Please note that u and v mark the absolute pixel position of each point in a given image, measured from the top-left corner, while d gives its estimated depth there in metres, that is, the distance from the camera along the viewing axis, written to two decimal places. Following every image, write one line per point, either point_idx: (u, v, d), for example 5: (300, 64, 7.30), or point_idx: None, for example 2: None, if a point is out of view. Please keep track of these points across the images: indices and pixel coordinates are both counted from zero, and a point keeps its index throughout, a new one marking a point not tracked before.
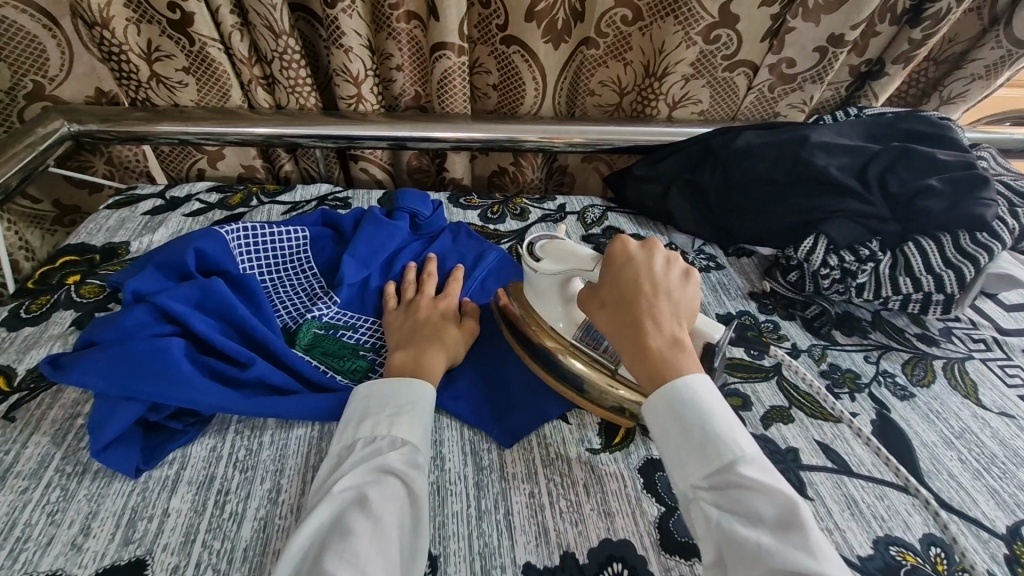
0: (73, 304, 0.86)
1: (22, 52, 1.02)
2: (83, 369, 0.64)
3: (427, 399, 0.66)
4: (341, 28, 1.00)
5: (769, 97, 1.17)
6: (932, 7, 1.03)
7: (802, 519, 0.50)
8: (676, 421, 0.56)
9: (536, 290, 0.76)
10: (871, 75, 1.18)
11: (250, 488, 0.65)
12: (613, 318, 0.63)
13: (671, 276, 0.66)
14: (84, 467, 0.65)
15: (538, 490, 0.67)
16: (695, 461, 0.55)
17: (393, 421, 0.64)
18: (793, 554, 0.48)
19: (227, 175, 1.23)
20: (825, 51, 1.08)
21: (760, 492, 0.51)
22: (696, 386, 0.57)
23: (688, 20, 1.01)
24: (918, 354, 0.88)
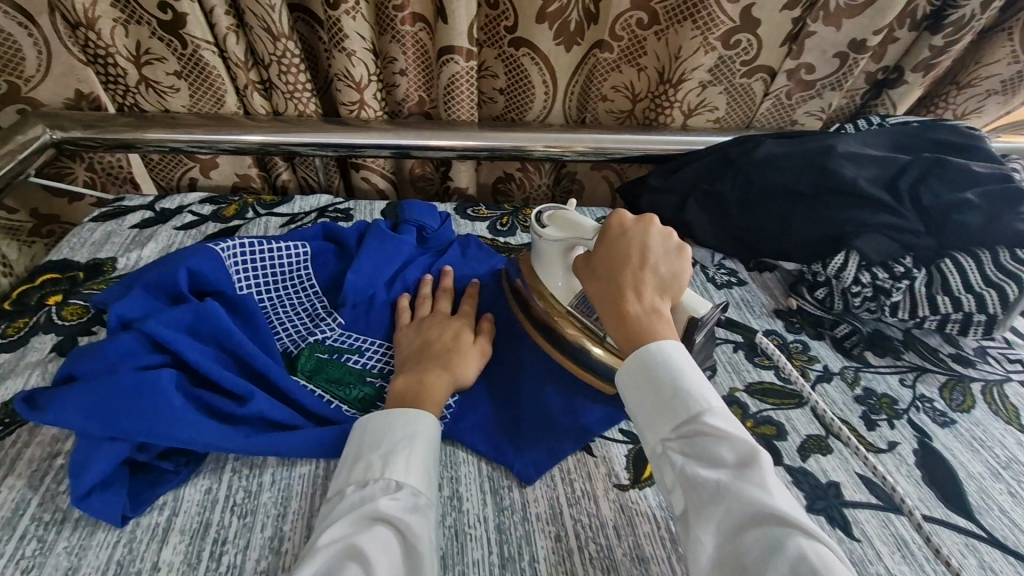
0: (54, 328, 0.80)
1: None
2: (61, 407, 0.57)
3: (426, 433, 0.61)
4: (343, 30, 0.95)
5: (786, 104, 1.12)
6: (954, 13, 0.99)
7: (763, 462, 0.48)
8: (643, 382, 0.56)
9: (541, 258, 0.76)
10: (888, 83, 1.14)
11: (250, 535, 0.59)
12: (598, 288, 0.63)
13: (664, 250, 0.63)
14: (64, 514, 0.59)
15: (565, 534, 0.61)
16: (664, 417, 0.54)
17: (388, 461, 0.58)
18: (750, 494, 0.46)
19: (221, 184, 1.17)
20: (845, 57, 1.03)
21: (724, 440, 0.50)
22: (664, 346, 0.56)
23: (707, 24, 0.97)
24: (954, 376, 0.83)
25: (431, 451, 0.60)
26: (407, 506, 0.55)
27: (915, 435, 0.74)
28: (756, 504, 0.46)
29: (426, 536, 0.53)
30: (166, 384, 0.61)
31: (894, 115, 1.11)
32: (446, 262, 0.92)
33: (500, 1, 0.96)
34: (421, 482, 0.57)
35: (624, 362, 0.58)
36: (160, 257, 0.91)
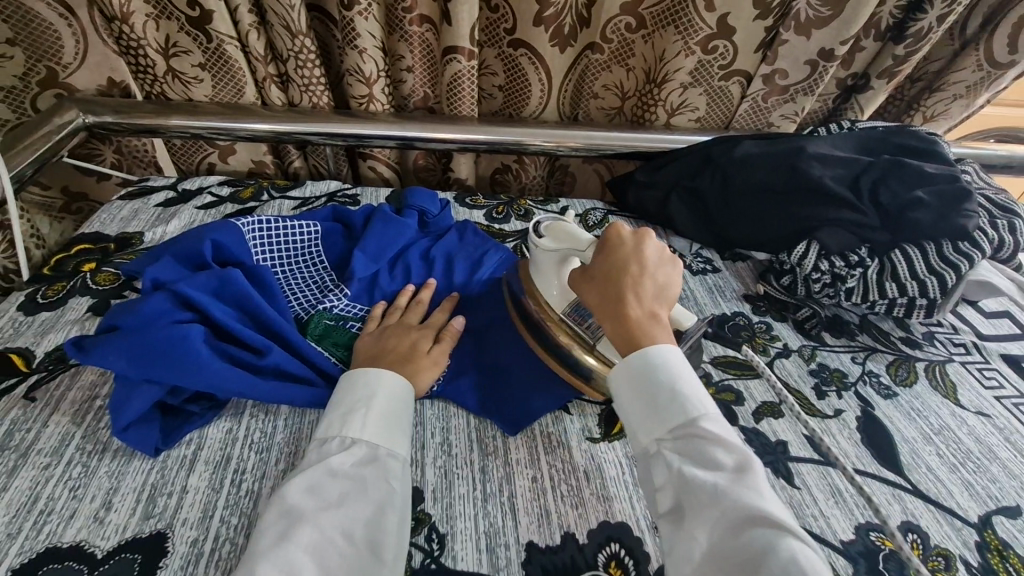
0: (89, 291, 0.88)
1: (39, 40, 1.03)
2: (105, 352, 0.66)
3: (383, 394, 0.67)
4: (356, 29, 1.04)
5: (763, 106, 1.21)
6: (915, 25, 1.08)
7: (756, 472, 0.54)
8: (643, 386, 0.61)
9: (537, 267, 0.80)
10: (858, 89, 1.23)
11: (266, 468, 0.67)
12: (597, 292, 0.69)
13: (657, 261, 0.71)
14: (104, 446, 0.68)
15: (541, 475, 0.70)
16: (658, 418, 0.59)
17: (346, 419, 0.64)
18: (744, 496, 0.51)
19: (238, 169, 1.26)
20: (816, 65, 1.12)
21: (719, 445, 0.55)
22: (663, 355, 0.62)
23: (687, 29, 1.06)
24: (901, 355, 0.92)
25: (391, 408, 0.66)
26: (366, 456, 0.62)
27: (859, 404, 0.83)
28: (742, 504, 0.51)
29: (385, 481, 0.60)
30: (196, 337, 0.70)
31: (863, 121, 1.19)
32: (445, 244, 1.01)
33: (500, 5, 1.05)
34: (380, 434, 0.64)
35: (621, 364, 0.64)
36: (183, 232, 1.00)
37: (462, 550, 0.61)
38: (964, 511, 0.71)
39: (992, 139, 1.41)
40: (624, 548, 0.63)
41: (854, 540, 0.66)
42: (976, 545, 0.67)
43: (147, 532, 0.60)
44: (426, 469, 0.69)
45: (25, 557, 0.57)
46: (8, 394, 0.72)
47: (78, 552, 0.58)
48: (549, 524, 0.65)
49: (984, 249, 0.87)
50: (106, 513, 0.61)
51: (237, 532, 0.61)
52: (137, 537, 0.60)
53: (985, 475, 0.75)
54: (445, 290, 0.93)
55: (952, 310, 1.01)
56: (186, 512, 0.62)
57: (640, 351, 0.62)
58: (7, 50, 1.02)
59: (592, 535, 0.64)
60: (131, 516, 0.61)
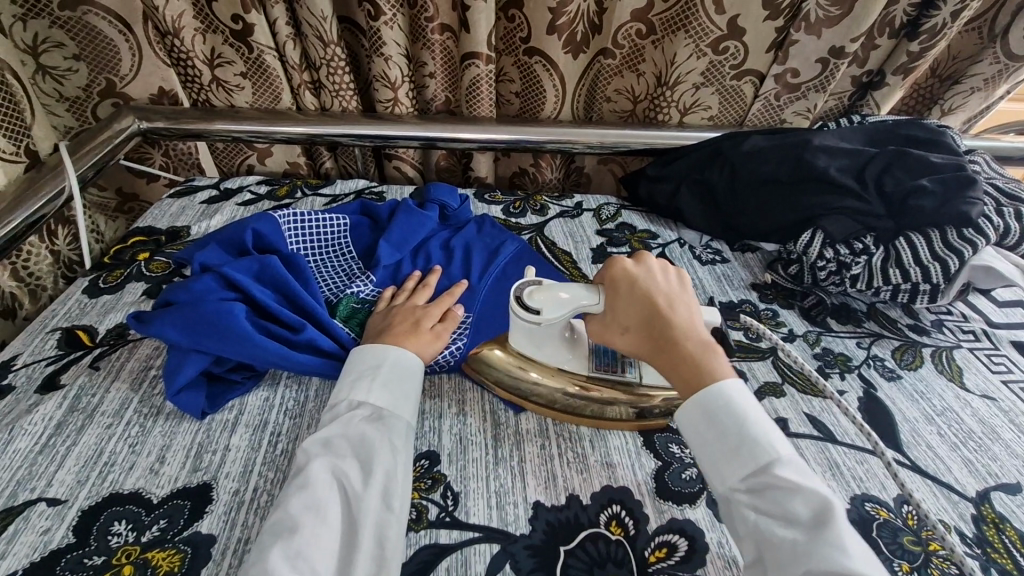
0: (144, 277, 0.98)
1: (99, 54, 1.11)
2: (162, 323, 0.75)
3: (388, 360, 0.74)
4: (383, 38, 1.12)
5: (775, 105, 1.24)
6: (928, 22, 1.09)
7: (841, 523, 0.55)
8: (712, 430, 0.64)
9: (534, 338, 0.76)
10: (872, 85, 1.25)
11: (299, 431, 0.75)
12: (643, 341, 0.70)
13: (668, 279, 0.75)
14: (158, 409, 0.76)
15: (549, 443, 0.75)
16: (733, 467, 0.61)
17: (355, 384, 0.72)
18: (828, 551, 0.53)
19: (274, 170, 1.35)
20: (827, 62, 1.15)
21: (799, 495, 0.57)
22: (739, 401, 0.64)
23: (699, 34, 1.11)
24: (908, 341, 0.94)
25: (395, 372, 0.73)
26: (372, 415, 0.69)
27: (862, 384, 0.86)
28: (830, 559, 0.52)
29: (391, 435, 0.67)
30: (239, 313, 0.77)
31: (874, 115, 1.21)
32: (463, 236, 1.07)
33: (516, 15, 1.12)
34: (385, 396, 0.71)
35: (684, 410, 0.66)
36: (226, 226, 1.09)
37: (474, 505, 0.67)
38: (962, 486, 0.72)
39: (1013, 133, 1.41)
40: (625, 509, 0.68)
41: (849, 509, 0.69)
42: (973, 516, 0.69)
43: (195, 482, 0.68)
44: (443, 435, 0.75)
45: (93, 499, 0.65)
46: (76, 364, 0.81)
47: (137, 497, 0.66)
48: (555, 486, 0.70)
49: (988, 235, 0.89)
50: (160, 465, 0.69)
51: (274, 485, 0.68)
52: (188, 485, 0.67)
53: (986, 453, 0.77)
54: (461, 277, 0.99)
55: (963, 299, 1.02)
56: (230, 466, 0.69)
57: (709, 392, 0.65)
58: (72, 64, 1.11)
59: (595, 497, 0.69)
60: (182, 469, 0.69)
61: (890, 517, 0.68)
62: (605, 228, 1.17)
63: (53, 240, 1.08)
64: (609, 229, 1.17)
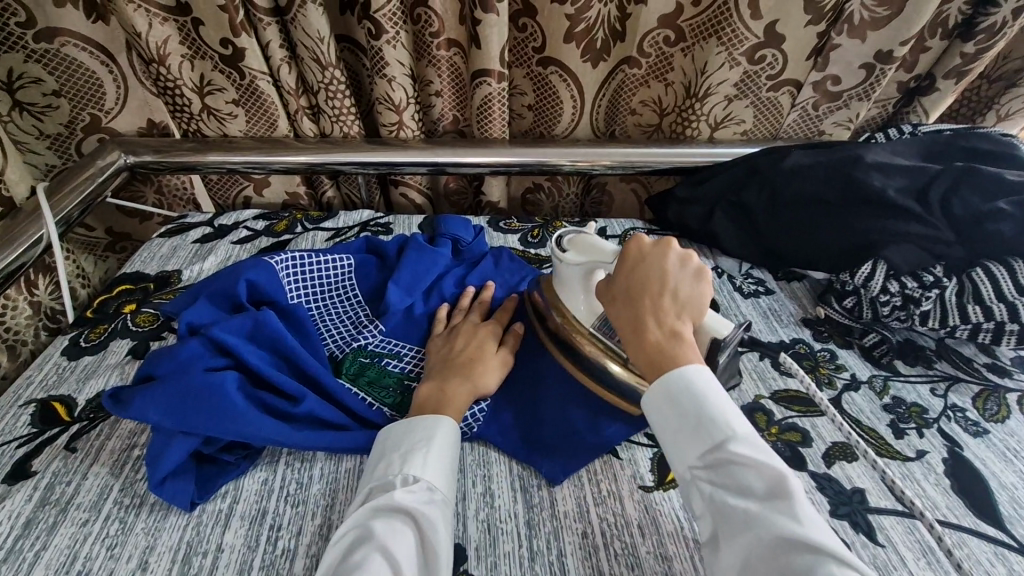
0: (129, 333, 0.88)
1: (81, 87, 1.02)
2: (141, 403, 0.65)
3: (443, 433, 0.65)
4: (385, 58, 1.02)
5: (814, 114, 1.14)
6: (986, 20, 0.98)
7: (794, 493, 0.49)
8: (668, 407, 0.57)
9: (561, 282, 0.77)
10: (920, 91, 1.13)
11: (302, 523, 0.65)
12: (618, 313, 0.64)
13: (681, 270, 0.64)
14: (141, 500, 0.66)
15: (591, 530, 0.65)
16: (690, 445, 0.55)
17: (407, 458, 0.62)
18: (781, 522, 0.48)
19: (272, 201, 1.26)
20: (872, 68, 1.04)
21: (754, 472, 0.51)
22: (697, 380, 0.57)
23: (732, 41, 0.99)
24: (989, 386, 0.83)
25: (449, 447, 0.64)
26: (423, 497, 0.59)
27: (946, 443, 0.74)
28: (777, 537, 0.47)
29: (443, 525, 0.57)
30: (229, 385, 0.68)
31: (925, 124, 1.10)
32: (480, 272, 0.97)
33: (528, 24, 1.01)
34: (437, 477, 0.62)
35: (649, 391, 0.59)
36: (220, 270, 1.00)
37: None
38: None
39: None
40: None
41: None
42: None
43: None
44: (469, 523, 0.65)
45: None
46: (50, 445, 0.71)
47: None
48: None
49: None
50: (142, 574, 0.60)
51: None
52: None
53: None
54: None
55: None
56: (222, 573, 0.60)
57: (670, 373, 0.58)
58: (52, 101, 1.02)
59: None
60: None
61: None
62: None
63: (33, 291, 1.00)
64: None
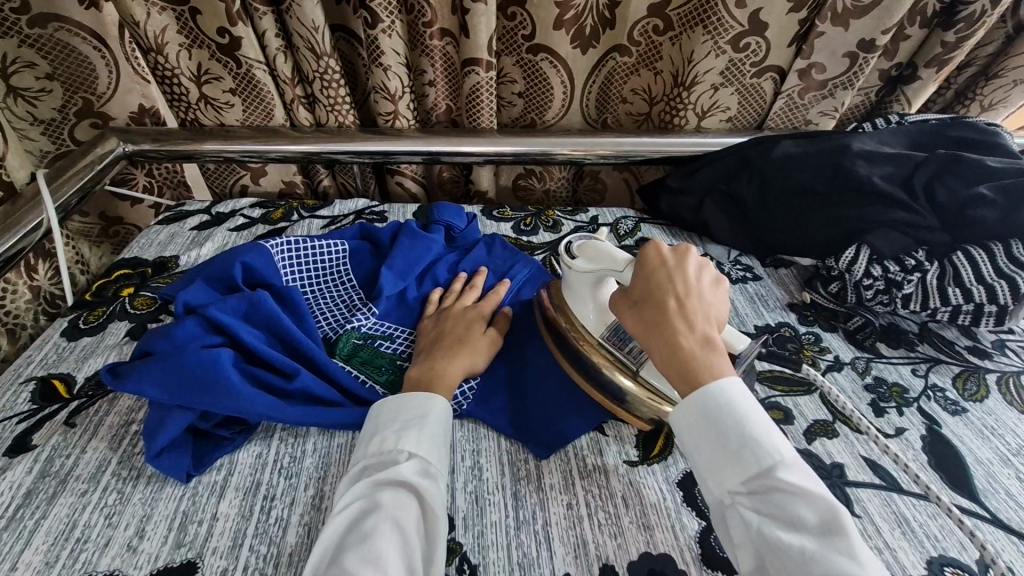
0: (128, 315, 0.90)
1: (74, 72, 1.01)
2: (139, 378, 0.66)
3: (436, 411, 0.66)
4: (380, 48, 1.03)
5: (800, 104, 1.15)
6: (965, 9, 0.99)
7: (847, 527, 0.49)
8: (709, 428, 0.56)
9: (571, 289, 0.77)
10: (903, 79, 1.15)
11: (294, 494, 0.66)
12: (645, 319, 0.63)
13: (703, 281, 0.65)
14: (139, 472, 0.68)
15: (576, 501, 0.66)
16: (732, 472, 0.55)
17: (402, 434, 0.63)
18: (836, 558, 0.47)
19: (269, 191, 1.28)
20: (855, 57, 1.06)
21: (802, 502, 0.51)
22: (739, 403, 0.56)
23: (716, 29, 1.01)
24: (969, 367, 0.84)
25: (442, 424, 0.66)
26: (418, 471, 0.61)
27: (925, 420, 0.76)
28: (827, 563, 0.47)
29: (438, 499, 0.59)
30: (223, 360, 0.69)
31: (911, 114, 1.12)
32: (472, 259, 0.99)
33: (517, 12, 1.02)
34: (431, 452, 0.63)
35: (682, 404, 0.58)
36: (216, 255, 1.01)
37: None
38: None
39: None
40: None
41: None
42: None
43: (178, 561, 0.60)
44: (457, 495, 0.67)
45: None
46: (50, 420, 0.73)
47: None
48: (586, 556, 0.61)
49: None
50: (139, 541, 0.61)
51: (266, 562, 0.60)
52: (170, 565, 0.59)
53: None
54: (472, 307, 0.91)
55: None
56: (217, 540, 0.62)
57: (706, 391, 0.57)
58: (46, 85, 1.02)
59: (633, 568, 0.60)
60: (164, 544, 0.61)
61: None
62: (625, 246, 1.09)
63: (33, 275, 1.01)
64: (628, 245, 1.08)
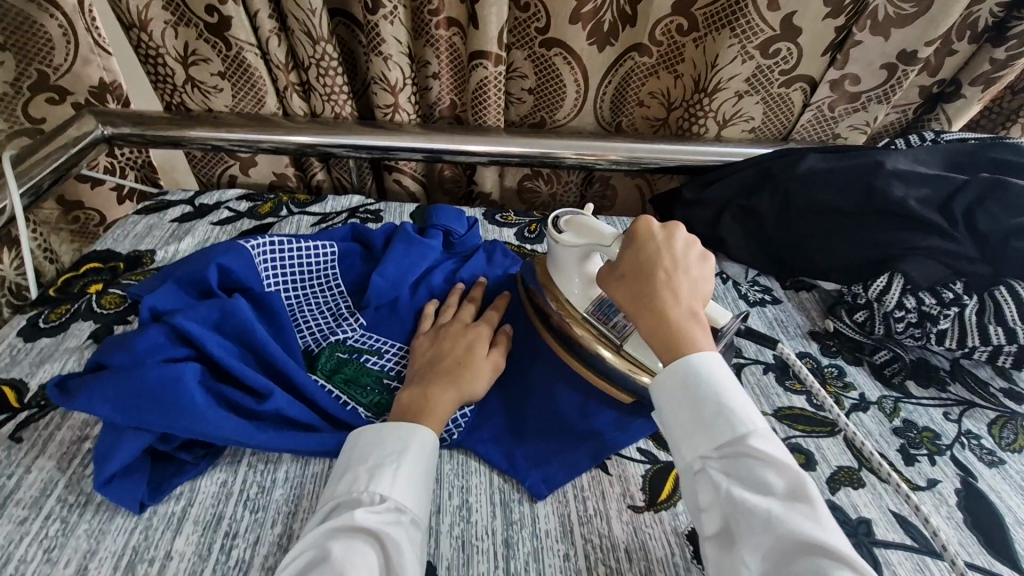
0: (93, 315, 0.83)
1: (26, 41, 0.91)
2: (90, 396, 0.59)
3: (417, 445, 0.59)
4: (381, 35, 0.96)
5: (829, 117, 1.08)
6: (1020, 23, 0.93)
7: (815, 496, 0.47)
8: (679, 393, 0.54)
9: (557, 266, 0.71)
10: (944, 96, 1.07)
11: (260, 531, 0.59)
12: (629, 292, 0.59)
13: (687, 250, 0.61)
14: (87, 498, 0.61)
15: (574, 553, 0.60)
16: (702, 439, 0.52)
17: (375, 474, 0.57)
18: (798, 521, 0.46)
19: (259, 182, 1.20)
20: (894, 69, 0.99)
21: (772, 469, 0.48)
22: (712, 369, 0.53)
23: (746, 32, 0.94)
24: (1006, 413, 0.78)
25: (423, 461, 0.58)
26: (389, 517, 0.54)
27: (959, 472, 0.69)
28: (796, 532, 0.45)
29: (409, 549, 0.52)
30: (189, 377, 0.62)
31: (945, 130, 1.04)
32: (471, 267, 0.91)
33: (532, 3, 0.94)
34: (406, 496, 0.56)
35: (660, 376, 0.55)
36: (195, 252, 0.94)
37: None
38: None
39: None
40: None
41: None
42: None
43: None
44: (441, 540, 0.60)
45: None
46: None
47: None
48: None
49: None
50: None
51: None
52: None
53: None
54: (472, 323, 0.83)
55: None
56: None
57: (682, 361, 0.54)
58: None
59: None
60: None
61: None
62: None
63: None
64: None
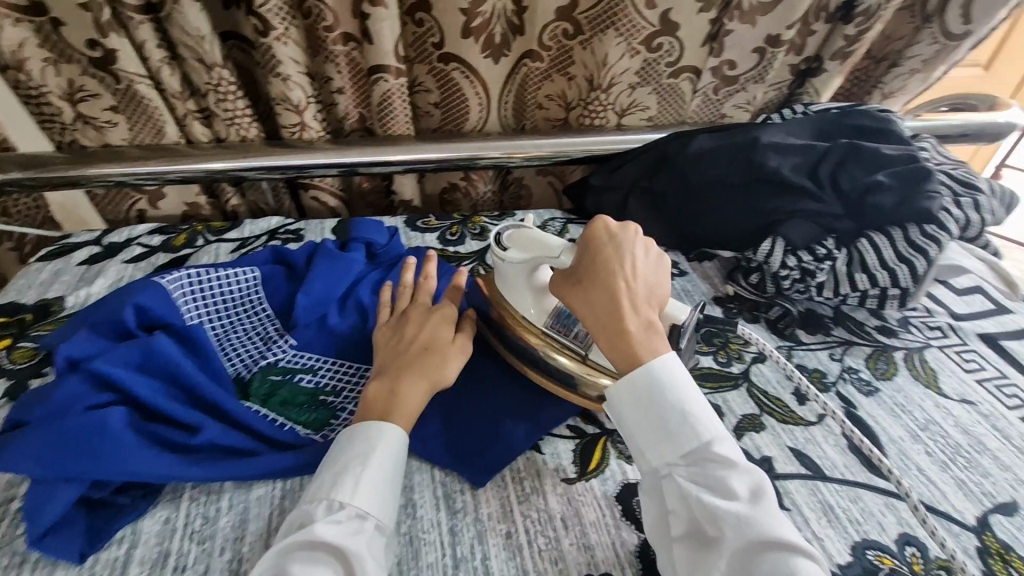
0: (4, 373, 0.80)
1: None
2: (12, 456, 0.59)
3: (376, 449, 0.62)
4: (276, 56, 0.97)
5: (714, 99, 1.17)
6: (863, 3, 1.02)
7: (769, 492, 0.57)
8: (651, 403, 0.60)
9: (506, 281, 0.77)
10: (810, 72, 1.18)
11: (209, 561, 0.61)
12: (591, 302, 0.64)
13: (642, 264, 0.68)
14: (22, 558, 0.60)
15: (515, 529, 0.65)
16: (668, 448, 0.59)
17: (338, 481, 0.59)
18: (760, 518, 0.54)
19: (170, 213, 1.17)
20: (763, 52, 1.08)
21: (729, 469, 0.57)
22: (674, 381, 0.61)
23: (629, 31, 1.01)
24: (880, 346, 0.89)
25: (383, 464, 0.62)
26: (351, 527, 0.57)
27: (844, 404, 0.80)
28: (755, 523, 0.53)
29: (371, 553, 0.56)
30: (117, 420, 0.63)
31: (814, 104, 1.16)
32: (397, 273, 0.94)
33: (425, 18, 0.98)
34: (369, 504, 0.59)
35: (625, 382, 0.62)
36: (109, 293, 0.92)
37: None
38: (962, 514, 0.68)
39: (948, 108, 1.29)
40: None
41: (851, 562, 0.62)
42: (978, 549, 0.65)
43: None
44: None
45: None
46: None
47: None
48: None
49: (952, 230, 0.85)
50: None
51: None
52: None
53: (975, 470, 0.72)
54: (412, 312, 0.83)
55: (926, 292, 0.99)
56: None
57: (651, 374, 0.61)
58: None
59: None
60: None
61: (896, 565, 0.62)
62: None
63: None
64: None
